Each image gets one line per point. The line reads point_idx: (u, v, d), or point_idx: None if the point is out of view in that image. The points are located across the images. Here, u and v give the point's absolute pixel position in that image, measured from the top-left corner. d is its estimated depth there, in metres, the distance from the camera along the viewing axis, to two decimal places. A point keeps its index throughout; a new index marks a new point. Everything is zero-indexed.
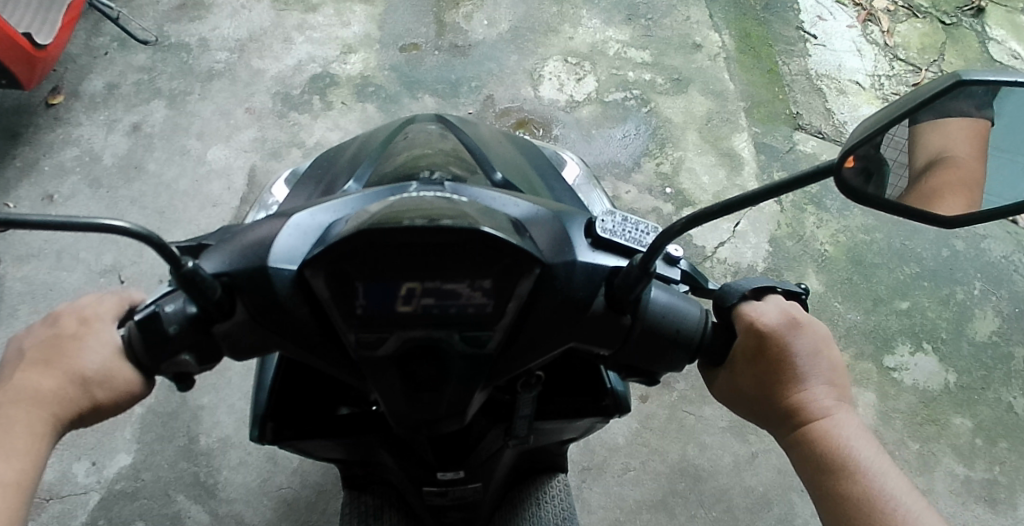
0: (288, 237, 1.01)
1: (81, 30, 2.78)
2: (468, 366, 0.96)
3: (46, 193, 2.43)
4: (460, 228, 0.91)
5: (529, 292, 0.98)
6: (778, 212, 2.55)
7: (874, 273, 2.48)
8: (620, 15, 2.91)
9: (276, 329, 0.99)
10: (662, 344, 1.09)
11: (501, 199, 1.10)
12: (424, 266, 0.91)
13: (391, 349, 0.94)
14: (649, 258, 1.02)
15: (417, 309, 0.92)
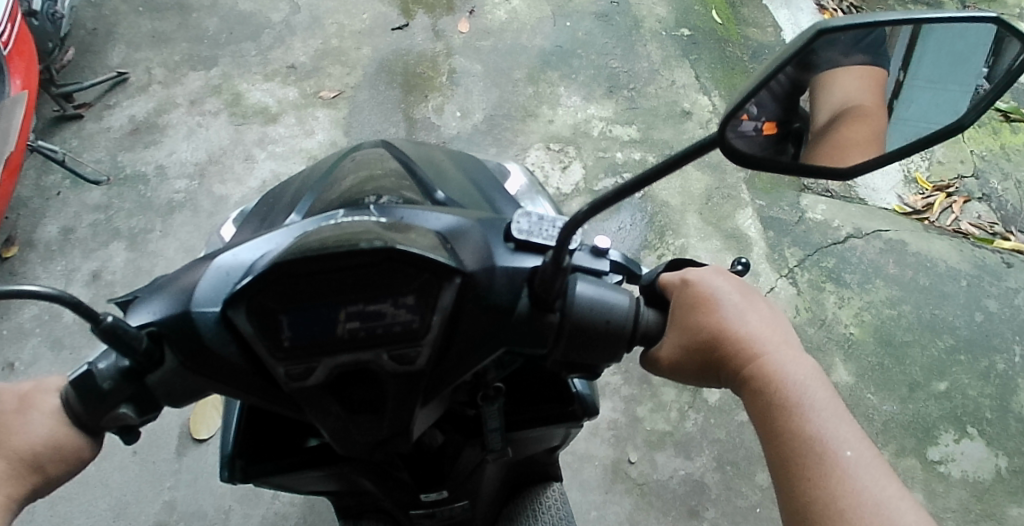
0: (206, 285, 0.91)
1: (31, 170, 2.60)
2: (405, 384, 0.87)
3: (6, 360, 2.25)
4: (374, 248, 0.82)
5: (456, 302, 0.87)
6: (795, 295, 2.33)
7: (906, 353, 2.28)
8: (601, 88, 2.69)
9: (209, 374, 0.89)
10: (602, 350, 0.96)
11: (425, 213, 1.01)
12: (341, 287, 0.82)
13: (322, 378, 0.85)
14: (560, 254, 0.90)
15: (345, 335, 0.83)
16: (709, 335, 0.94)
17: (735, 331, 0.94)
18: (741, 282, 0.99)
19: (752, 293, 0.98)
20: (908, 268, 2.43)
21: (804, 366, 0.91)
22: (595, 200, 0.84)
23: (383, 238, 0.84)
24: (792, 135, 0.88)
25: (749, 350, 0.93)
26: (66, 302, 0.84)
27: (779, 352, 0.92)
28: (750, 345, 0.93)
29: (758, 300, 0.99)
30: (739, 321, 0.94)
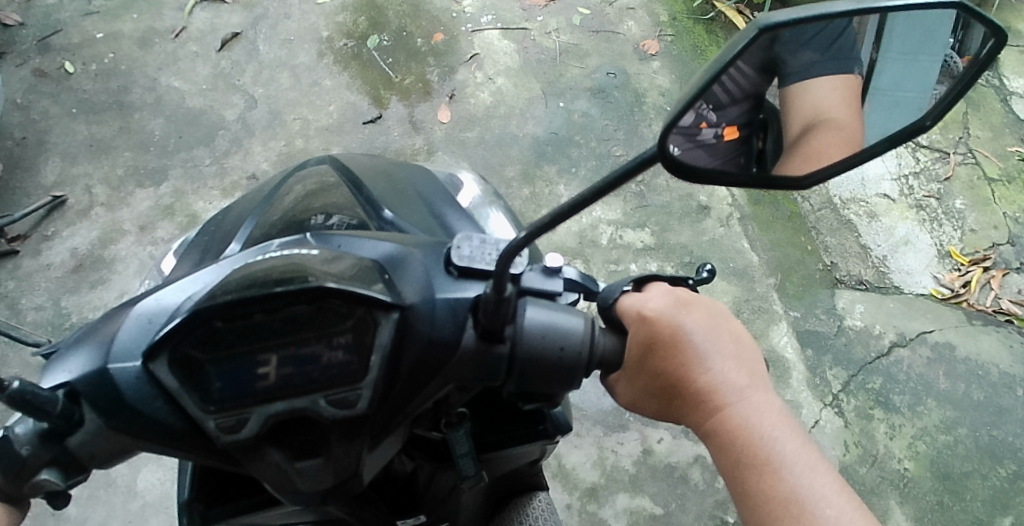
0: (126, 331, 0.87)
1: None
2: (347, 428, 0.83)
3: None
4: (300, 288, 0.80)
5: (394, 337, 0.85)
6: (843, 428, 2.11)
7: (967, 488, 2.04)
8: (605, 180, 2.37)
9: (137, 433, 0.84)
10: (550, 378, 0.94)
11: (362, 241, 0.97)
12: (276, 331, 0.80)
13: (255, 429, 0.80)
14: (501, 276, 0.88)
15: (277, 380, 0.80)
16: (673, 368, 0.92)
17: (700, 376, 0.92)
18: (701, 303, 0.97)
19: (714, 311, 0.96)
20: (959, 380, 2.20)
21: (774, 408, 0.91)
22: (534, 222, 0.82)
23: (307, 277, 0.82)
24: (754, 128, 0.92)
25: (716, 396, 0.91)
26: None
27: (746, 398, 0.91)
28: (717, 390, 0.91)
29: (724, 321, 0.96)
30: (702, 363, 0.92)
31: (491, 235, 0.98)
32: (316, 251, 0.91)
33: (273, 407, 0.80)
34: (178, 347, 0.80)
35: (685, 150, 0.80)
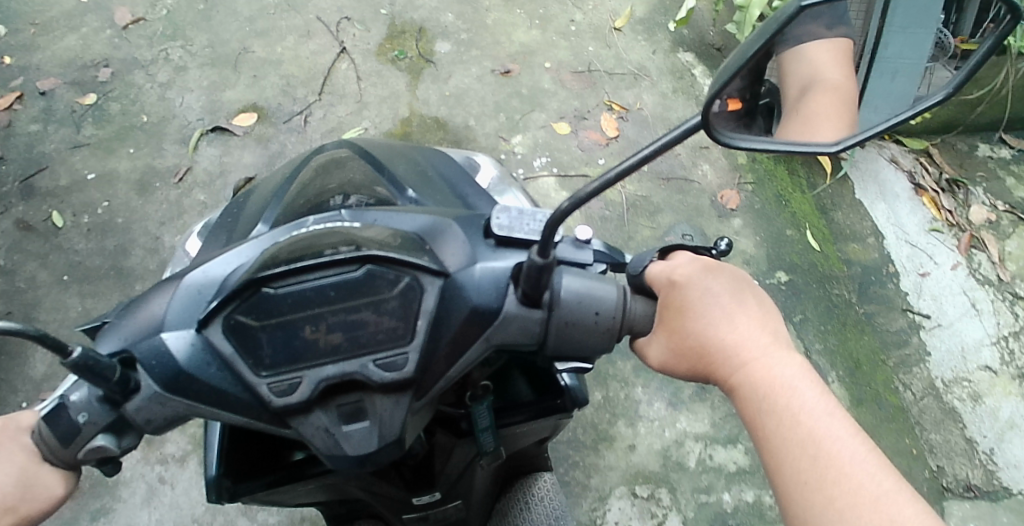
0: (177, 309, 1.63)
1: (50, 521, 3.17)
2: (393, 389, 1.56)
3: None
4: (351, 259, 1.56)
5: (436, 304, 1.61)
6: None
7: None
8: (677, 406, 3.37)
9: (211, 398, 1.57)
10: (586, 329, 1.68)
11: (392, 216, 1.77)
12: (337, 311, 1.54)
13: (306, 390, 1.52)
14: (546, 249, 1.56)
15: (323, 335, 1.53)
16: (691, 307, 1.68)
17: (709, 328, 1.68)
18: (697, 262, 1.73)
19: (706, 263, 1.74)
20: None
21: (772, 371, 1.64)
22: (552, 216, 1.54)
23: (352, 246, 1.60)
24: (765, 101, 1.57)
25: (729, 356, 1.66)
26: (55, 347, 1.48)
27: (731, 314, 1.68)
28: (719, 336, 1.67)
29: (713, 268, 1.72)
30: (718, 334, 1.68)
31: (524, 211, 1.76)
32: (362, 223, 1.72)
33: (325, 374, 1.52)
34: (253, 309, 1.55)
35: (722, 122, 1.49)
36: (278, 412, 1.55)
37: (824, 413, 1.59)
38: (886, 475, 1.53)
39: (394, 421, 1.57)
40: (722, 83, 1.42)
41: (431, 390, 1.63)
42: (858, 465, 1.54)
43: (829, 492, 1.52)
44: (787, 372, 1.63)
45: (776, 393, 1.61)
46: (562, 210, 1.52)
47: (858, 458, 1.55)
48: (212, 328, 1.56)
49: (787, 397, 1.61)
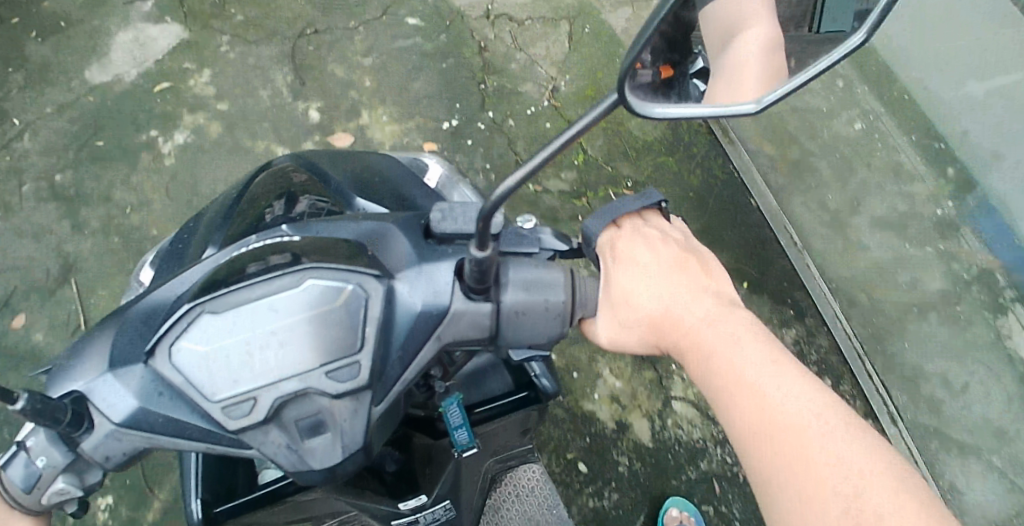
0: (129, 340, 1.62)
1: None
2: (347, 399, 1.56)
3: None
4: (295, 275, 1.58)
5: (384, 309, 1.61)
6: None
7: None
8: None
9: (166, 428, 1.56)
10: (539, 321, 1.66)
11: (337, 226, 1.74)
12: (282, 325, 1.55)
13: (262, 411, 1.52)
14: (483, 240, 1.54)
15: (269, 352, 1.53)
16: (636, 284, 1.79)
17: (651, 300, 1.79)
18: (634, 236, 1.82)
19: (644, 237, 1.82)
20: None
21: (711, 330, 1.78)
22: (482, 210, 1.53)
23: (293, 262, 1.62)
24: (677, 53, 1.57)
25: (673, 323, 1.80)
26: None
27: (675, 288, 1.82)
28: (662, 309, 1.80)
29: (653, 243, 1.83)
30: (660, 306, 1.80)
31: (460, 205, 1.71)
32: (304, 236, 1.71)
33: (279, 392, 1.52)
34: (200, 336, 1.55)
35: (638, 96, 1.49)
36: (236, 433, 1.54)
37: (770, 367, 1.72)
38: (830, 415, 1.64)
39: (355, 430, 1.57)
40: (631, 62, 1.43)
41: (388, 396, 1.62)
42: (803, 409, 1.65)
43: (777, 438, 1.64)
44: (731, 337, 1.77)
45: (716, 350, 1.76)
46: (489, 205, 1.51)
47: (802, 400, 1.67)
48: (159, 359, 1.55)
49: (727, 354, 1.75)
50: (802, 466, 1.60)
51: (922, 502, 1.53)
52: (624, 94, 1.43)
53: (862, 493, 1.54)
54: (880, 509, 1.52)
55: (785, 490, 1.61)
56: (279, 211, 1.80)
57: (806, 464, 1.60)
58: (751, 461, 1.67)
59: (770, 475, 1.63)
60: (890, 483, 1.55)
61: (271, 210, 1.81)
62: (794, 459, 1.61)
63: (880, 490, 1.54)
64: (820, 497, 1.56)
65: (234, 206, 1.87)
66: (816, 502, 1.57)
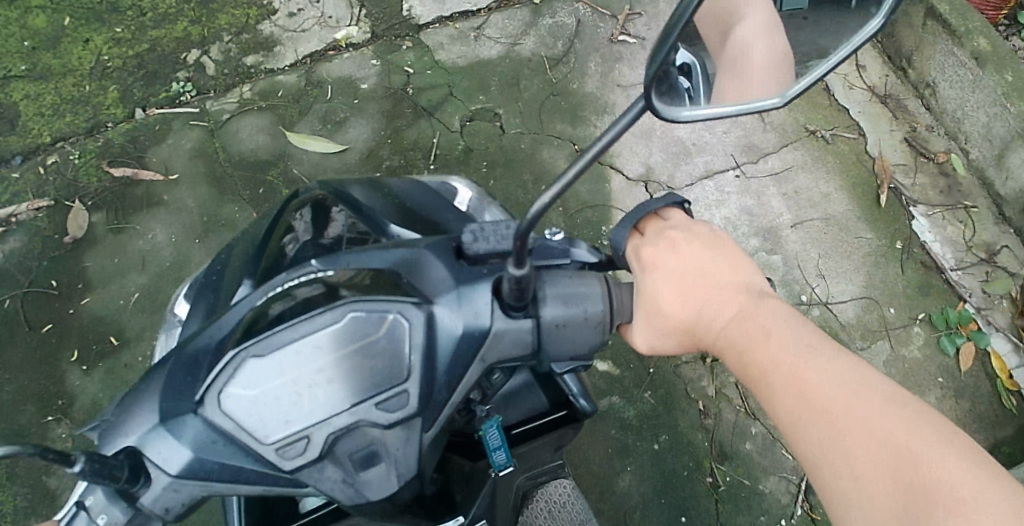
0: (176, 393, 1.59)
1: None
2: (402, 428, 1.55)
3: None
4: (336, 310, 1.54)
5: (427, 334, 1.58)
6: None
7: None
8: None
9: (222, 474, 1.53)
10: (580, 332, 1.66)
11: (365, 253, 1.69)
12: (329, 362, 1.52)
13: (318, 449, 1.50)
14: (521, 256, 1.54)
15: (319, 391, 1.50)
16: (667, 280, 1.76)
17: (681, 296, 1.76)
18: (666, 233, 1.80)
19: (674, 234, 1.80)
20: None
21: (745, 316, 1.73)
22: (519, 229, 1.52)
23: (329, 296, 1.57)
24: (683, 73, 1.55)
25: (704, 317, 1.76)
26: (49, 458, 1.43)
27: (706, 280, 1.78)
28: (692, 301, 1.76)
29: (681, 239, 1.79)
30: (687, 300, 1.76)
31: (490, 223, 1.68)
32: (337, 268, 1.66)
33: (334, 426, 1.50)
34: (246, 380, 1.51)
35: (666, 102, 1.51)
36: (293, 472, 1.51)
37: (805, 349, 1.65)
38: (871, 390, 1.57)
39: (408, 458, 1.56)
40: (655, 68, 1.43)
41: (437, 421, 1.60)
42: (847, 386, 1.58)
43: (824, 419, 1.57)
44: (762, 328, 1.69)
45: (747, 336, 1.70)
46: (525, 223, 1.51)
47: (831, 379, 1.60)
48: (209, 406, 1.51)
49: (756, 339, 1.69)
50: (853, 443, 1.53)
51: (978, 458, 1.46)
52: (650, 101, 1.45)
53: (923, 462, 1.46)
54: (941, 475, 1.44)
55: (842, 473, 1.53)
56: (306, 238, 1.73)
57: (857, 442, 1.52)
58: (804, 452, 1.59)
59: (821, 464, 1.56)
60: (945, 447, 1.47)
61: (295, 238, 1.74)
62: (844, 437, 1.54)
63: (935, 458, 1.46)
64: (877, 471, 1.49)
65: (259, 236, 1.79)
66: (876, 476, 1.49)
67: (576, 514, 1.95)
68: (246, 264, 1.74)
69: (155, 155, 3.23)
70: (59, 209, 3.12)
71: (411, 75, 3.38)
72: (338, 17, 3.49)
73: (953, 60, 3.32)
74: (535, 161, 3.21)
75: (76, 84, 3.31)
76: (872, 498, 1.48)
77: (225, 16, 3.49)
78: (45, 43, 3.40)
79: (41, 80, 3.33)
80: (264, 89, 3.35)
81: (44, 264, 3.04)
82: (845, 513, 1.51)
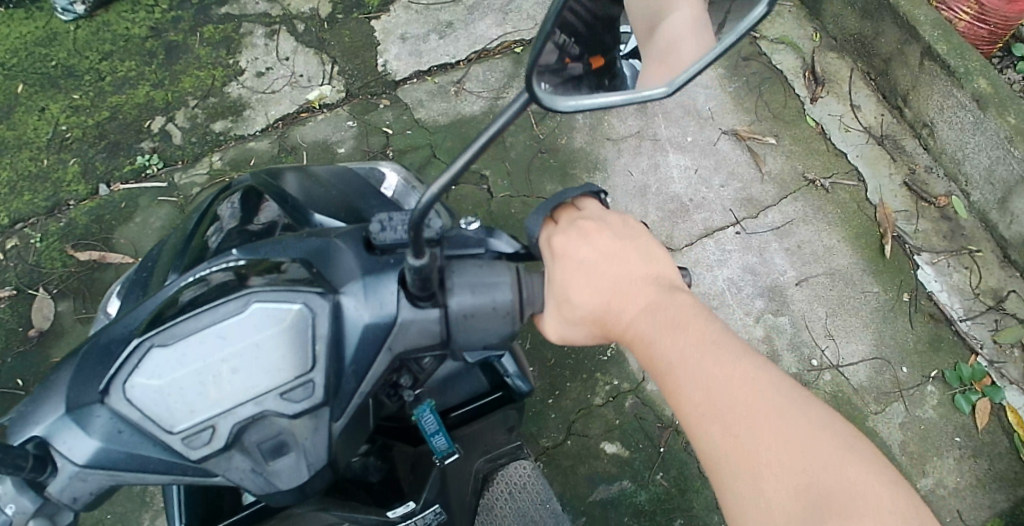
0: (36, 409, 1.07)
1: None
2: (304, 434, 1.05)
3: None
4: (235, 297, 1.06)
5: (334, 323, 1.09)
6: None
7: None
8: None
9: (102, 496, 1.06)
10: (491, 326, 1.13)
11: (275, 242, 1.20)
12: (217, 353, 1.03)
13: (211, 453, 1.02)
14: (419, 247, 1.05)
15: (211, 384, 1.02)
16: (564, 269, 1.19)
17: (589, 293, 1.19)
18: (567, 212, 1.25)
19: (576, 209, 1.25)
20: None
21: (684, 317, 1.18)
22: (427, 194, 1.02)
23: (226, 271, 1.14)
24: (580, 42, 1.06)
25: (620, 322, 1.20)
26: None
27: (625, 270, 1.21)
28: (606, 304, 1.20)
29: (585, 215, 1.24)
30: (596, 296, 1.19)
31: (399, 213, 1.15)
32: (239, 255, 1.18)
33: (236, 417, 1.02)
34: (152, 367, 1.02)
35: (554, 86, 1.03)
36: (197, 464, 1.03)
37: (714, 344, 1.15)
38: (781, 390, 1.12)
39: (320, 448, 1.06)
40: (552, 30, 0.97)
41: (349, 407, 1.10)
42: (759, 384, 1.12)
43: (725, 418, 1.10)
44: (673, 319, 1.18)
45: (672, 342, 1.16)
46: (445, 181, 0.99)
47: (762, 393, 1.11)
48: (114, 394, 1.02)
49: (687, 346, 1.16)
50: (754, 445, 1.08)
51: (878, 473, 1.05)
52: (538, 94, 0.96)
53: (818, 470, 1.05)
54: (833, 481, 1.04)
55: (737, 472, 1.08)
56: (232, 226, 1.41)
57: (762, 443, 1.08)
58: (701, 448, 1.11)
59: (721, 455, 1.09)
60: (841, 453, 1.06)
61: (219, 229, 1.42)
62: (745, 441, 1.08)
63: (836, 464, 1.05)
64: (775, 476, 1.05)
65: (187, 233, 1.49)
66: (769, 477, 1.05)
67: (538, 493, 1.75)
68: (176, 258, 1.42)
69: (123, 236, 2.32)
70: (22, 299, 2.22)
71: (391, 136, 2.45)
72: (310, 75, 2.56)
73: (939, 82, 2.30)
74: (554, 170, 2.37)
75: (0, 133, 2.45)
76: (760, 503, 1.05)
77: (190, 79, 2.57)
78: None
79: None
80: (236, 157, 2.43)
81: (6, 363, 2.14)
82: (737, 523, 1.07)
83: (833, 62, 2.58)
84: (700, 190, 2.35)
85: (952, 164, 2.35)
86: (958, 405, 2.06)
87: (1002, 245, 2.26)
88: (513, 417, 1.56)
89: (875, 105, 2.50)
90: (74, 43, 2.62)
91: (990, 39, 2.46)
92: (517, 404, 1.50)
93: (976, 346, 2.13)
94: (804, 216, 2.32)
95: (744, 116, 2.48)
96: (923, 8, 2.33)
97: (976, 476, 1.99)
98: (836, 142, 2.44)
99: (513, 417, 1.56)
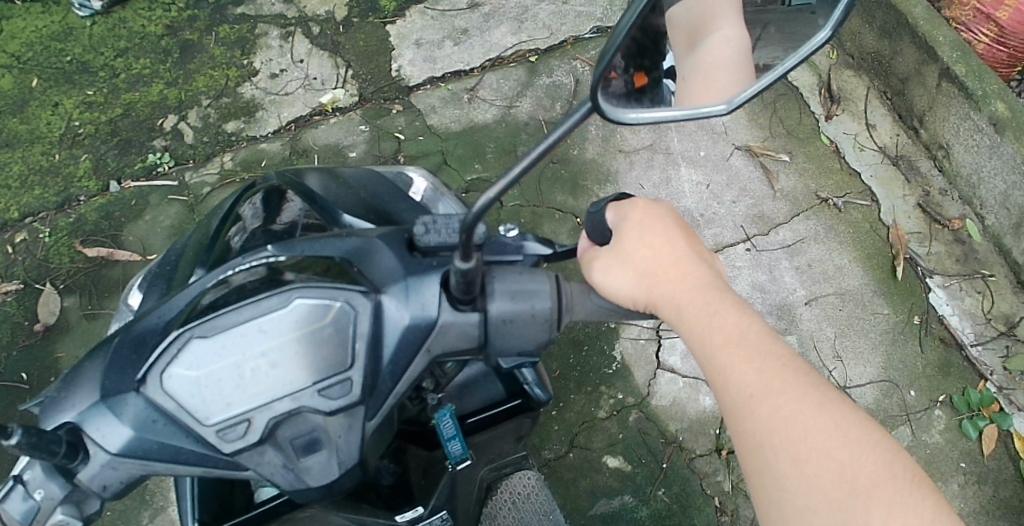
0: (66, 396, 1.03)
1: None
2: (339, 434, 1.02)
3: None
4: (277, 291, 1.03)
5: (374, 322, 1.05)
6: None
7: None
8: None
9: (128, 487, 1.02)
10: (529, 333, 1.09)
11: (311, 237, 1.16)
12: (257, 348, 1.00)
13: (244, 447, 0.99)
14: (467, 250, 1.01)
15: (251, 379, 0.99)
16: (621, 243, 1.16)
17: (644, 263, 1.16)
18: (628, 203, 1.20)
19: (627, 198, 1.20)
20: None
21: (733, 308, 1.16)
22: (483, 194, 0.98)
23: (261, 264, 1.10)
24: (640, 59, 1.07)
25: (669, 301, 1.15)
26: None
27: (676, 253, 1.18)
28: (659, 279, 1.16)
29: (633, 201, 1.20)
30: (650, 273, 1.16)
31: (441, 214, 1.11)
32: (274, 251, 1.13)
33: (273, 412, 0.99)
34: (190, 358, 0.99)
35: (613, 100, 1.04)
36: (229, 457, 1.00)
37: (762, 339, 1.14)
38: (827, 385, 1.12)
39: (353, 448, 1.03)
40: (618, 48, 0.98)
41: (383, 408, 1.06)
42: (806, 377, 1.11)
43: (774, 401, 1.09)
44: (722, 308, 1.15)
45: (724, 329, 1.14)
46: (501, 184, 0.97)
47: (806, 388, 1.10)
48: (152, 384, 0.99)
49: (740, 333, 1.14)
50: (800, 431, 1.07)
51: (920, 476, 1.05)
52: (599, 103, 0.98)
53: (861, 461, 1.05)
54: (876, 475, 1.04)
55: (778, 455, 1.07)
56: (255, 226, 1.35)
57: (806, 432, 1.07)
58: (743, 429, 1.11)
59: (765, 438, 1.08)
60: (885, 451, 1.06)
61: (242, 229, 1.36)
62: (792, 429, 1.07)
63: (880, 459, 1.05)
64: (821, 464, 1.05)
65: (210, 231, 1.44)
66: (814, 464, 1.05)
67: (542, 505, 1.72)
68: (199, 256, 1.37)
69: (132, 233, 2.32)
70: (29, 293, 2.22)
71: (403, 141, 2.45)
72: (324, 78, 2.56)
73: (958, 104, 2.28)
74: (565, 180, 2.36)
75: (11, 128, 2.45)
76: (800, 488, 1.05)
77: (204, 78, 2.57)
78: (10, 107, 2.49)
79: (5, 148, 2.42)
80: (246, 158, 2.43)
81: (10, 357, 2.14)
82: (771, 505, 1.08)
83: (850, 81, 2.57)
84: (711, 205, 2.34)
85: (967, 188, 2.33)
86: (965, 431, 2.04)
87: (1015, 270, 2.23)
88: (528, 429, 1.49)
89: (891, 124, 2.49)
90: (91, 39, 2.63)
91: (1009, 63, 2.43)
92: (535, 415, 1.43)
93: (986, 372, 2.11)
94: (815, 234, 2.31)
95: (758, 132, 2.47)
96: (942, 29, 2.32)
97: (982, 503, 1.96)
98: (850, 161, 2.43)
99: (528, 429, 1.49)
